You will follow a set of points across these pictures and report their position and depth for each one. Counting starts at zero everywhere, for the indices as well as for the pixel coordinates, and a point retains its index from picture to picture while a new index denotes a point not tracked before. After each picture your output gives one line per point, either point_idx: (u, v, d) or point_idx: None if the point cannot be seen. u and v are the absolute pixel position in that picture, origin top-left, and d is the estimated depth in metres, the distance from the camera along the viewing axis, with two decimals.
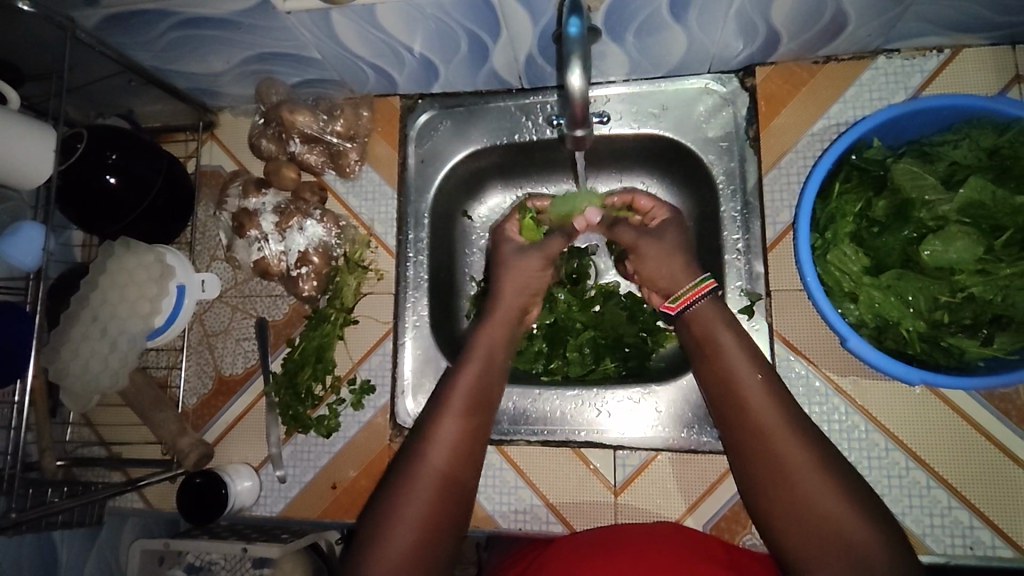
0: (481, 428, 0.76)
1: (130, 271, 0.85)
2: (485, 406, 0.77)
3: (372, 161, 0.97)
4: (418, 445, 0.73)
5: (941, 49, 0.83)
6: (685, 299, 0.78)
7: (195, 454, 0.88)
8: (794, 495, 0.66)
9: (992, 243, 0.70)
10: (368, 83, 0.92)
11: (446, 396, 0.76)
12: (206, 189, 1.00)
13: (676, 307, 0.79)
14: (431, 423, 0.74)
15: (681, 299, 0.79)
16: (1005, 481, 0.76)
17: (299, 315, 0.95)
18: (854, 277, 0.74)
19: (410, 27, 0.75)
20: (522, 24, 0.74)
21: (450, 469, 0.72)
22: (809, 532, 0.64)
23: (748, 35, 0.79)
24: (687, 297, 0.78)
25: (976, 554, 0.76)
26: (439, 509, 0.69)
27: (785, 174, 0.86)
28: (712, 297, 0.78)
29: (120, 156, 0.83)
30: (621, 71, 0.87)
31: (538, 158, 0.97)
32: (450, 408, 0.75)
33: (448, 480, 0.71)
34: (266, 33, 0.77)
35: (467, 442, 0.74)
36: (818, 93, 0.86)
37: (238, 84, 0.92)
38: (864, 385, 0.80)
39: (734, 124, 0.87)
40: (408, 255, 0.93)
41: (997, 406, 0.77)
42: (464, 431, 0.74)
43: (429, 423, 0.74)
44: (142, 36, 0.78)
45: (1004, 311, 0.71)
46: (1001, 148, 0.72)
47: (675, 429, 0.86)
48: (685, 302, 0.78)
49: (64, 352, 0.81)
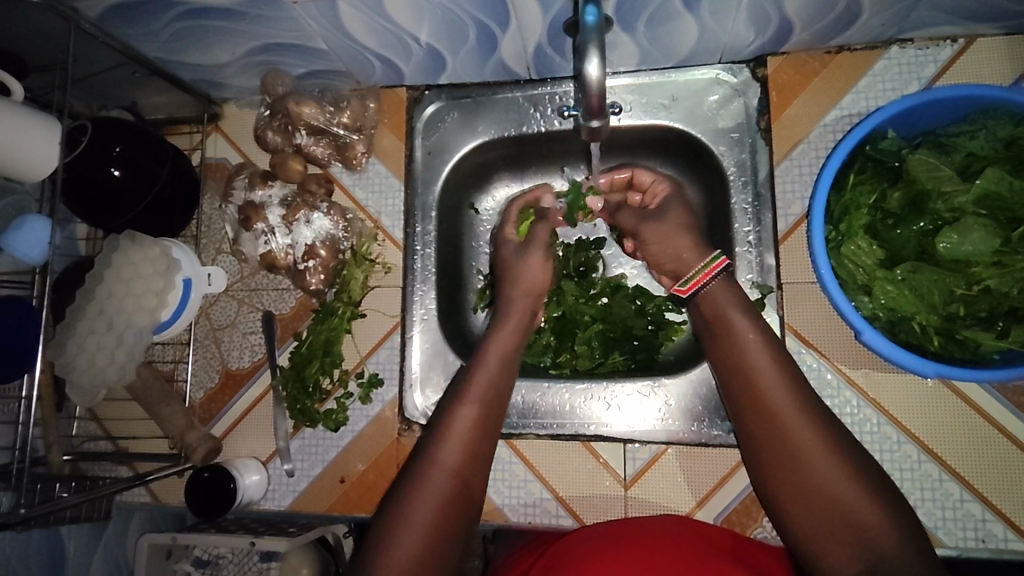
0: (495, 417, 0.77)
1: (136, 264, 0.84)
2: (501, 397, 0.78)
3: (378, 153, 0.96)
4: (435, 435, 0.73)
5: (956, 39, 0.83)
6: (695, 281, 0.78)
7: (204, 449, 0.89)
8: (808, 488, 0.65)
9: (1009, 235, 0.69)
10: (375, 74, 0.91)
11: (464, 386, 0.76)
12: (211, 182, 0.99)
13: (687, 289, 0.79)
14: (448, 411, 0.75)
15: (691, 282, 0.78)
16: (1018, 473, 0.76)
17: (306, 309, 0.95)
18: (868, 269, 0.74)
19: (418, 16, 0.74)
20: (532, 14, 0.74)
21: (464, 459, 0.72)
22: (825, 529, 0.64)
23: (760, 25, 0.78)
24: (697, 278, 0.78)
25: (988, 547, 0.75)
26: (451, 500, 0.70)
27: (797, 166, 0.85)
28: (724, 277, 0.77)
29: (125, 149, 0.82)
30: (631, 61, 0.86)
31: (547, 150, 0.96)
32: (468, 396, 0.76)
33: (462, 472, 0.71)
34: (272, 24, 0.76)
35: (480, 430, 0.74)
36: (831, 84, 0.85)
37: (243, 75, 0.91)
38: (876, 377, 0.80)
39: (745, 115, 0.87)
40: (416, 248, 0.93)
41: (1011, 399, 0.77)
42: (478, 422, 0.75)
43: (446, 414, 0.75)
44: (147, 26, 0.77)
45: (1020, 303, 0.69)
46: (1019, 138, 0.71)
47: (685, 422, 0.85)
48: (694, 284, 0.78)
49: (70, 347, 0.80)
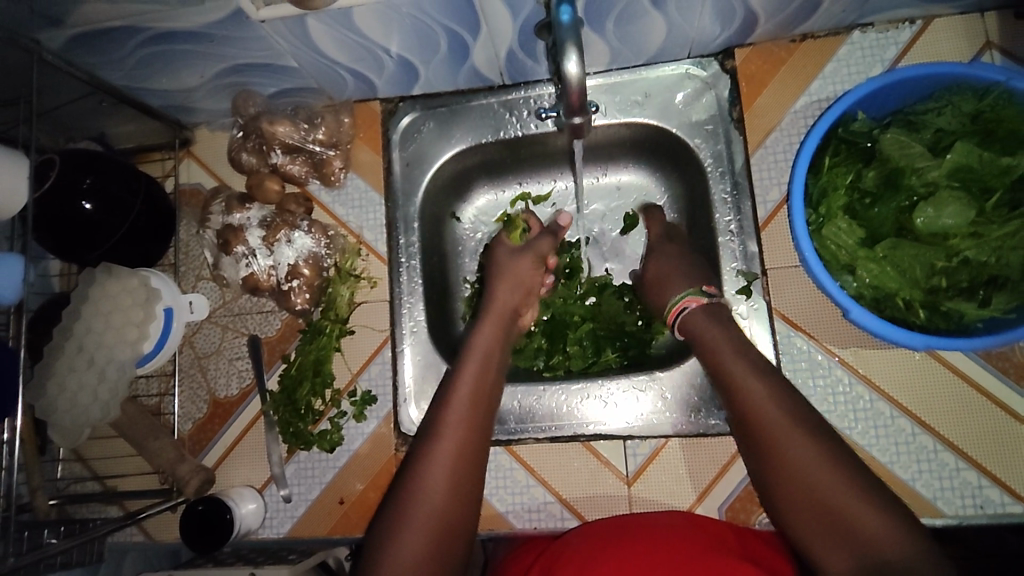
0: (482, 432, 0.75)
1: (114, 297, 0.83)
2: (483, 413, 0.77)
3: (356, 168, 0.95)
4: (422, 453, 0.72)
5: (914, 21, 0.85)
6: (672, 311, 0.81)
7: (196, 481, 0.87)
8: (796, 485, 0.65)
9: (983, 206, 0.71)
10: (347, 89, 0.91)
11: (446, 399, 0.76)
12: (186, 209, 0.97)
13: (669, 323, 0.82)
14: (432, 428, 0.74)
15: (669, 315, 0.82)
16: (1010, 438, 0.77)
17: (293, 330, 0.93)
18: (850, 249, 0.75)
19: (387, 27, 0.74)
20: (502, 19, 0.74)
21: (453, 476, 0.71)
22: (821, 524, 0.63)
23: (725, 18, 0.80)
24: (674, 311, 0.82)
25: (987, 513, 0.77)
26: (441, 520, 0.68)
27: (771, 153, 0.87)
28: (700, 308, 0.79)
29: (95, 180, 0.81)
30: (602, 61, 0.87)
31: (527, 155, 0.96)
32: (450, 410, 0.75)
33: (452, 487, 0.70)
34: (241, 44, 0.76)
35: (468, 448, 0.73)
36: (797, 72, 0.87)
37: (212, 98, 0.90)
38: (865, 355, 0.81)
39: (717, 106, 0.88)
40: (401, 261, 0.91)
41: (996, 365, 0.79)
42: (464, 436, 0.74)
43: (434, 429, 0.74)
44: (111, 55, 0.76)
45: (999, 270, 0.71)
46: (983, 112, 0.73)
47: (682, 414, 0.85)
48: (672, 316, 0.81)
49: (51, 389, 0.79)
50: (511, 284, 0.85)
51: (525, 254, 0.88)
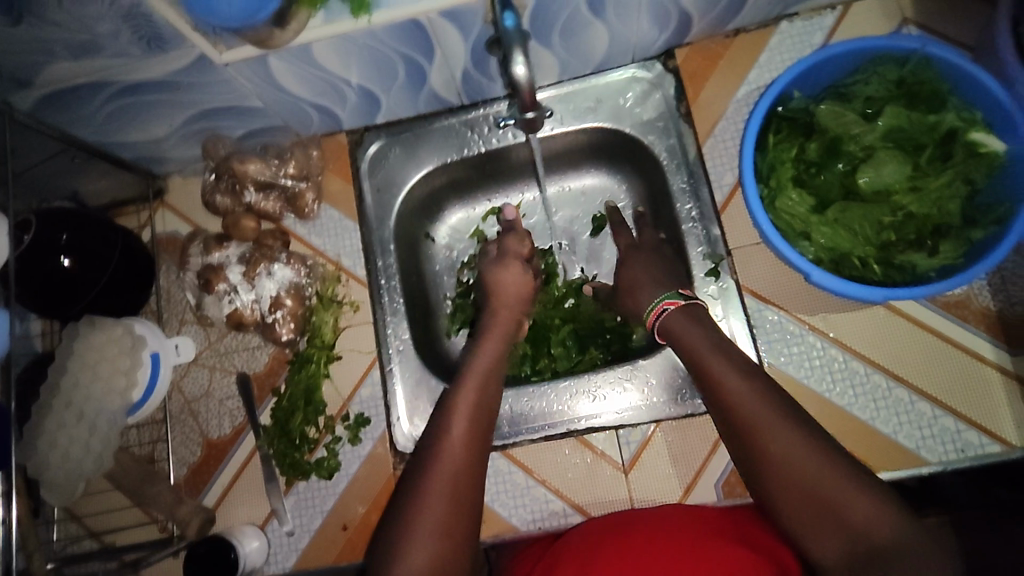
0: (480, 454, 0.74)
1: (100, 348, 0.84)
2: (480, 435, 0.76)
3: (329, 199, 0.98)
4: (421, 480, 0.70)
5: (834, 7, 0.92)
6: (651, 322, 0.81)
7: (196, 522, 0.88)
8: (783, 473, 0.65)
9: (918, 161, 0.78)
10: (313, 124, 0.94)
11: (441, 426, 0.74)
12: (165, 256, 0.99)
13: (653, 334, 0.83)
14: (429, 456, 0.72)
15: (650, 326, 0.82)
16: (979, 381, 0.81)
17: (281, 362, 0.94)
18: (803, 217, 0.79)
19: (346, 59, 0.78)
20: (454, 41, 0.78)
21: (453, 504, 0.69)
22: (812, 508, 0.63)
23: (662, 22, 0.85)
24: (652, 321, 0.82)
25: (969, 455, 0.80)
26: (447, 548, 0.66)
27: (721, 141, 0.92)
28: (677, 314, 0.80)
29: (72, 236, 0.83)
30: (552, 73, 0.92)
31: (492, 169, 1.00)
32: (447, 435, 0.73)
33: (452, 514, 0.68)
34: (208, 89, 0.79)
35: (468, 473, 0.72)
36: (734, 64, 0.93)
37: (183, 146, 0.92)
38: (834, 319, 0.85)
39: (665, 104, 0.93)
40: (381, 283, 0.94)
41: (956, 314, 0.83)
42: (464, 460, 0.72)
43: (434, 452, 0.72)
44: (81, 112, 0.79)
45: (941, 219, 0.77)
46: (906, 78, 0.79)
47: (669, 398, 0.87)
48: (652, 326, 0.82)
49: (42, 446, 0.78)
50: (503, 300, 0.89)
51: (504, 262, 0.91)
